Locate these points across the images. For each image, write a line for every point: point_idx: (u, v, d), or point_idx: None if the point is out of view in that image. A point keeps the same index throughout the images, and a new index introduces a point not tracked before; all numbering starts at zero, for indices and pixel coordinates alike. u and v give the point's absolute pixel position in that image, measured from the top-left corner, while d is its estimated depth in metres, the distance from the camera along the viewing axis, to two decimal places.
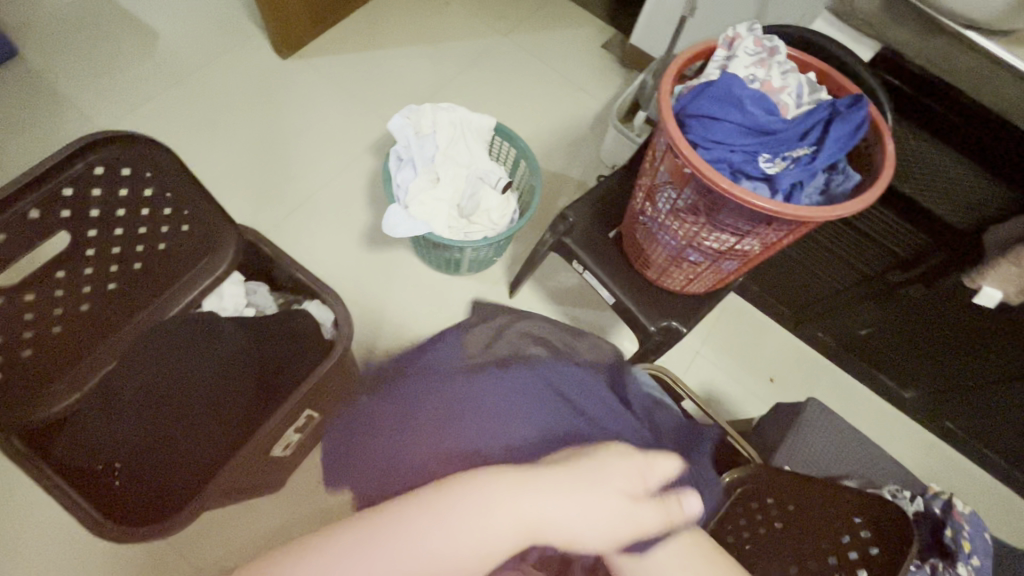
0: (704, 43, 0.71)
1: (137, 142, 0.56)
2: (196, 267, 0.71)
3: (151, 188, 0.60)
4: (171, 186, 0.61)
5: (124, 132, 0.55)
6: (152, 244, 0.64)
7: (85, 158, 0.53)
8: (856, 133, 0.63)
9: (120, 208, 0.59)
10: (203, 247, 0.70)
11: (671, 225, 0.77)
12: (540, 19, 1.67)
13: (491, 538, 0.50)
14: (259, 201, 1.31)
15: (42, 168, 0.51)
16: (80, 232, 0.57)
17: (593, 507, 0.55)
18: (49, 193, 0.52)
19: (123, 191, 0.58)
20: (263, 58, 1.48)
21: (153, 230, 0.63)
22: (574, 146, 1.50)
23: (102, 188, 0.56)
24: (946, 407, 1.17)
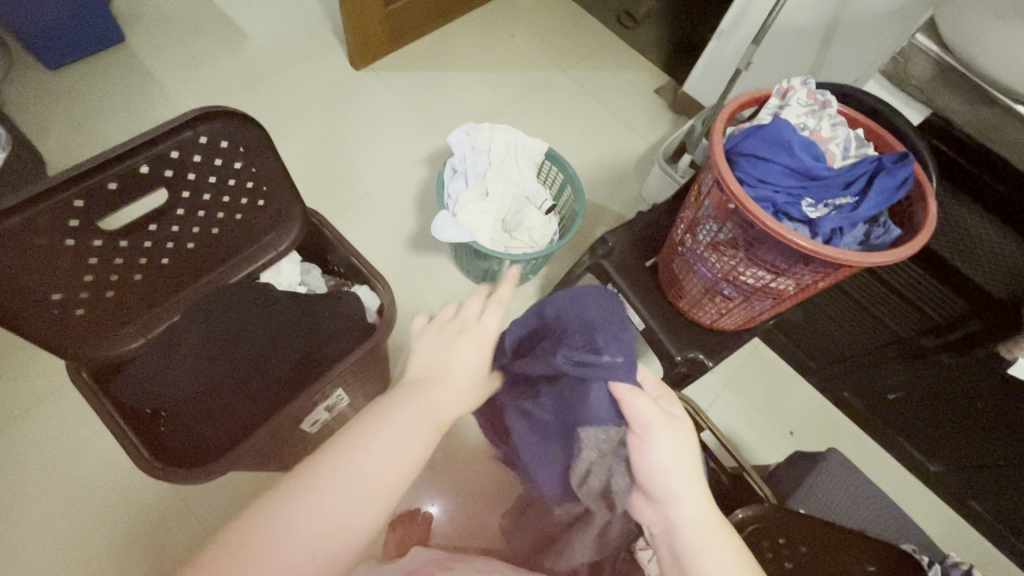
0: (758, 91, 0.76)
1: (240, 121, 0.63)
2: (261, 240, 0.77)
3: (241, 162, 0.66)
4: (257, 162, 0.68)
5: (229, 109, 0.61)
6: (231, 213, 0.71)
7: (194, 128, 0.60)
8: (899, 188, 0.66)
9: (213, 175, 0.65)
10: (271, 224, 0.76)
11: (709, 258, 0.80)
12: (596, 59, 1.76)
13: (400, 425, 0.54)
14: (315, 196, 1.40)
15: (158, 130, 0.57)
16: (174, 191, 0.63)
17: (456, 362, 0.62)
18: (160, 154, 0.59)
19: (218, 161, 0.64)
20: (337, 67, 1.59)
21: (235, 200, 0.70)
22: (618, 180, 1.55)
23: (202, 155, 0.63)
24: (973, 485, 1.14)
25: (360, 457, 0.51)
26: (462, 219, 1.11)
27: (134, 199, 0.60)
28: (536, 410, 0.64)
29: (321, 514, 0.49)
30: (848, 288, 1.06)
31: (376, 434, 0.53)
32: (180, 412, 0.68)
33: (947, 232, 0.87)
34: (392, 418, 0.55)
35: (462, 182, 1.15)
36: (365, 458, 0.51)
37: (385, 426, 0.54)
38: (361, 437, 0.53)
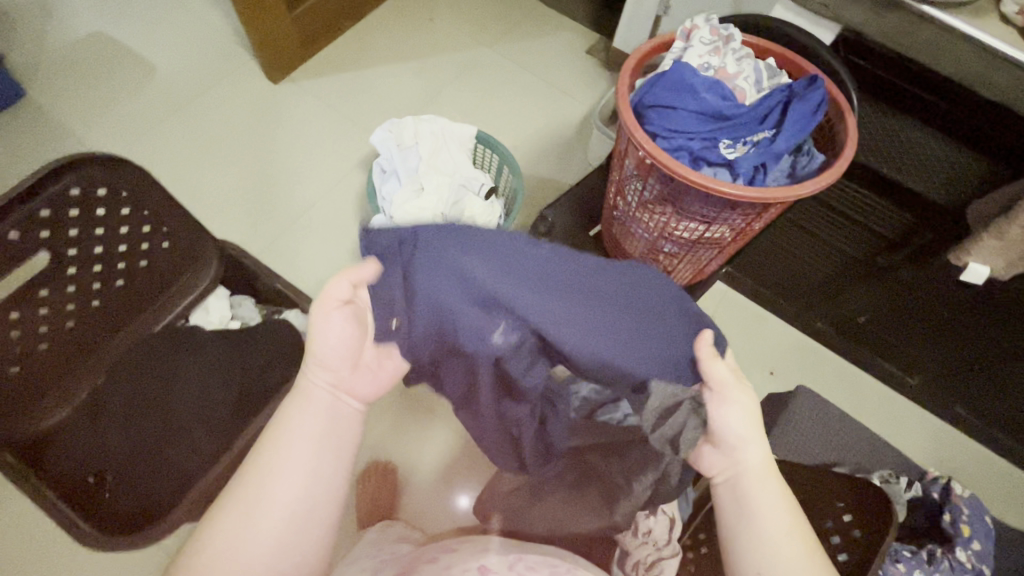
0: (661, 37, 0.72)
1: (114, 164, 0.60)
2: (181, 289, 0.73)
3: (128, 206, 0.63)
4: (147, 204, 0.65)
5: (103, 153, 0.59)
6: (133, 261, 0.67)
7: (62, 180, 0.57)
8: (815, 113, 0.63)
9: (98, 226, 0.61)
10: (187, 270, 0.73)
11: (642, 218, 0.77)
12: (523, 29, 1.70)
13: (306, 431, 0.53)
14: (254, 221, 1.35)
15: (26, 184, 0.55)
16: (59, 250, 0.59)
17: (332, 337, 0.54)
18: (28, 214, 0.55)
19: (99, 210, 0.61)
20: (255, 85, 1.53)
21: (134, 247, 0.66)
22: (563, 149, 1.51)
23: (79, 206, 0.59)
24: (952, 389, 1.14)
25: (270, 476, 0.50)
26: (402, 220, 1.08)
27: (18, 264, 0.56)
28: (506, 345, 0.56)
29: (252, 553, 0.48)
30: (799, 220, 1.04)
31: (279, 454, 0.51)
32: (120, 472, 0.67)
33: (877, 146, 0.82)
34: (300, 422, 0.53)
35: (394, 182, 1.11)
36: (276, 477, 0.51)
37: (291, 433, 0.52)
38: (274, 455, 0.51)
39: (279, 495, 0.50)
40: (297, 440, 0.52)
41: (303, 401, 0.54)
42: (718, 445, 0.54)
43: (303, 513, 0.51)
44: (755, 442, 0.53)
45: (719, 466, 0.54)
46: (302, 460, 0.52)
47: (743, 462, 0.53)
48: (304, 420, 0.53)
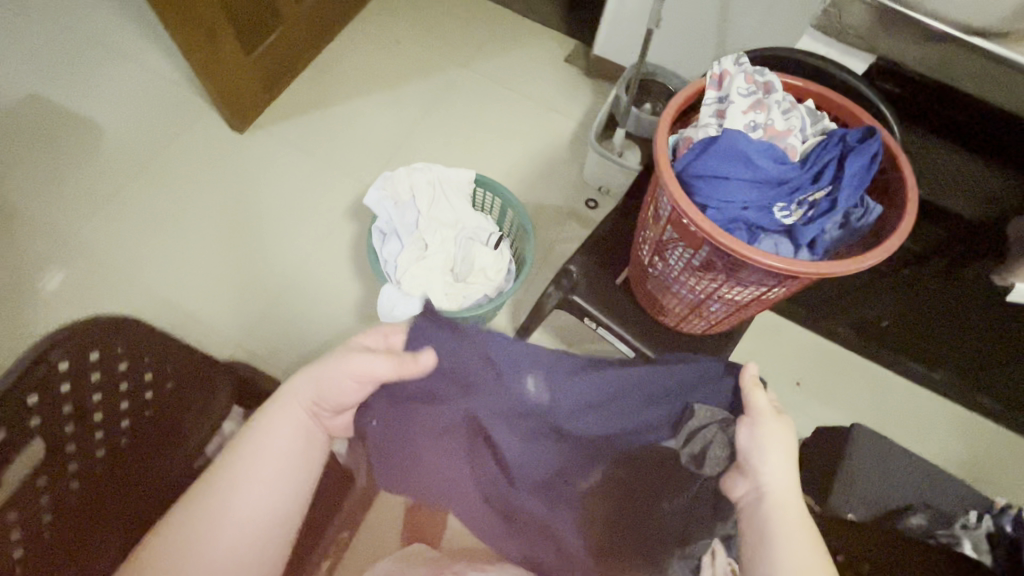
0: (690, 87, 0.67)
1: (116, 322, 0.59)
2: (189, 433, 0.65)
3: (126, 360, 0.59)
4: (148, 353, 0.61)
5: (99, 314, 0.58)
6: (139, 412, 0.61)
7: (54, 355, 0.54)
8: (873, 169, 0.58)
9: (96, 392, 0.57)
10: (194, 411, 0.65)
11: (686, 281, 0.72)
12: (495, 43, 1.60)
13: (282, 446, 0.52)
14: (239, 289, 1.24)
15: (16, 366, 0.53)
16: (60, 426, 0.55)
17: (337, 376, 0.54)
18: (16, 398, 0.52)
19: (95, 374, 0.57)
20: (218, 137, 1.40)
21: (137, 397, 0.61)
22: (557, 170, 1.44)
23: (72, 375, 0.56)
24: (979, 382, 1.14)
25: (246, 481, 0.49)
26: (409, 285, 1.00)
27: (22, 445, 0.53)
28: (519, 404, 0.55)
29: (207, 562, 0.47)
30: None
31: (249, 472, 0.50)
32: None
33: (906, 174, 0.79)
34: (274, 434, 0.52)
35: (395, 242, 1.04)
36: (250, 484, 0.49)
37: (268, 448, 0.51)
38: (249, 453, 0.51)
39: (245, 503, 0.49)
40: (276, 449, 0.51)
41: (280, 412, 0.53)
42: (745, 473, 0.52)
43: (268, 530, 0.49)
44: (782, 465, 0.52)
45: (740, 489, 0.53)
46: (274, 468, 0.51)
47: (764, 484, 0.51)
48: (281, 435, 0.52)
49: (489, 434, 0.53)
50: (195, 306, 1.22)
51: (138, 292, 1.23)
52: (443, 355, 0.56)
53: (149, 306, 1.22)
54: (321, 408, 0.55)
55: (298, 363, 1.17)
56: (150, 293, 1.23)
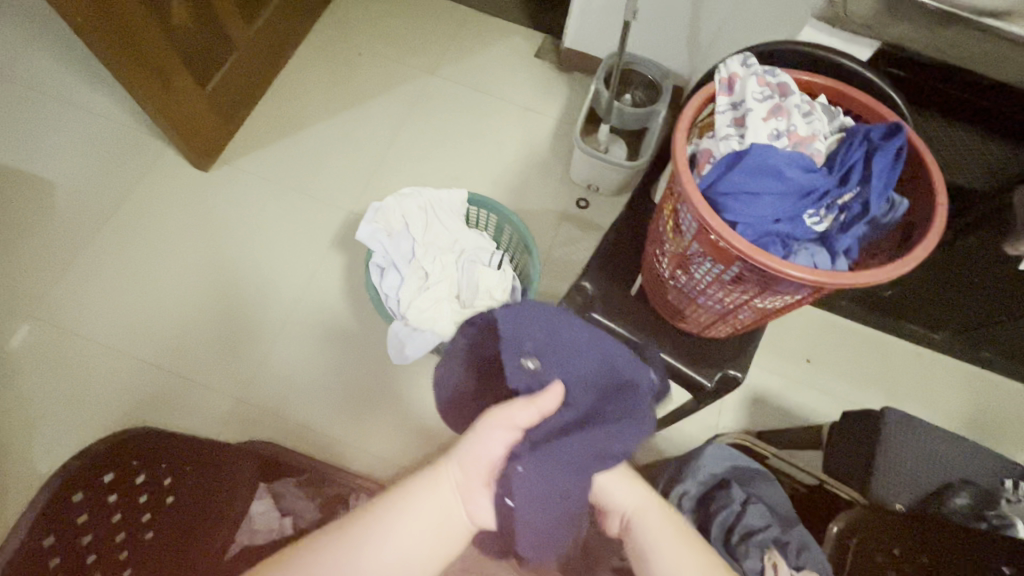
0: (700, 95, 0.64)
1: (152, 434, 0.74)
2: (229, 505, 0.83)
3: (161, 461, 0.76)
4: (178, 453, 0.77)
5: (130, 429, 0.73)
6: (161, 505, 0.76)
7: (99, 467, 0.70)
8: (900, 166, 0.57)
9: (137, 493, 0.74)
10: (232, 479, 0.83)
11: (713, 293, 0.70)
12: (459, 45, 1.53)
13: (412, 532, 0.53)
14: (227, 339, 1.18)
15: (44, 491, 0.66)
16: (132, 516, 0.73)
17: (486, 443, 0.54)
18: (93, 499, 0.70)
19: (137, 477, 0.74)
20: (183, 179, 1.32)
21: (170, 488, 0.77)
22: (542, 172, 1.40)
23: (116, 482, 0.72)
24: (981, 340, 1.17)
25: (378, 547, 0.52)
26: (416, 319, 0.95)
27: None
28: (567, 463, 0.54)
29: None
30: None
31: (391, 527, 0.53)
32: None
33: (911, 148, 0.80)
34: (407, 521, 0.53)
35: (394, 275, 0.99)
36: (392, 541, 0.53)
37: (397, 530, 0.53)
38: (384, 525, 0.53)
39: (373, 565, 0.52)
40: (411, 532, 0.53)
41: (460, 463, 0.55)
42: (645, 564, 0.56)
43: None
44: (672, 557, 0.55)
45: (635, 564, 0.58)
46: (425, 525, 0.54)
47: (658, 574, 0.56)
48: (420, 508, 0.54)
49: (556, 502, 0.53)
50: (187, 362, 1.15)
51: (123, 355, 1.15)
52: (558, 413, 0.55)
53: (139, 367, 1.14)
54: (468, 480, 0.55)
55: (306, 408, 1.12)
56: (137, 353, 1.15)
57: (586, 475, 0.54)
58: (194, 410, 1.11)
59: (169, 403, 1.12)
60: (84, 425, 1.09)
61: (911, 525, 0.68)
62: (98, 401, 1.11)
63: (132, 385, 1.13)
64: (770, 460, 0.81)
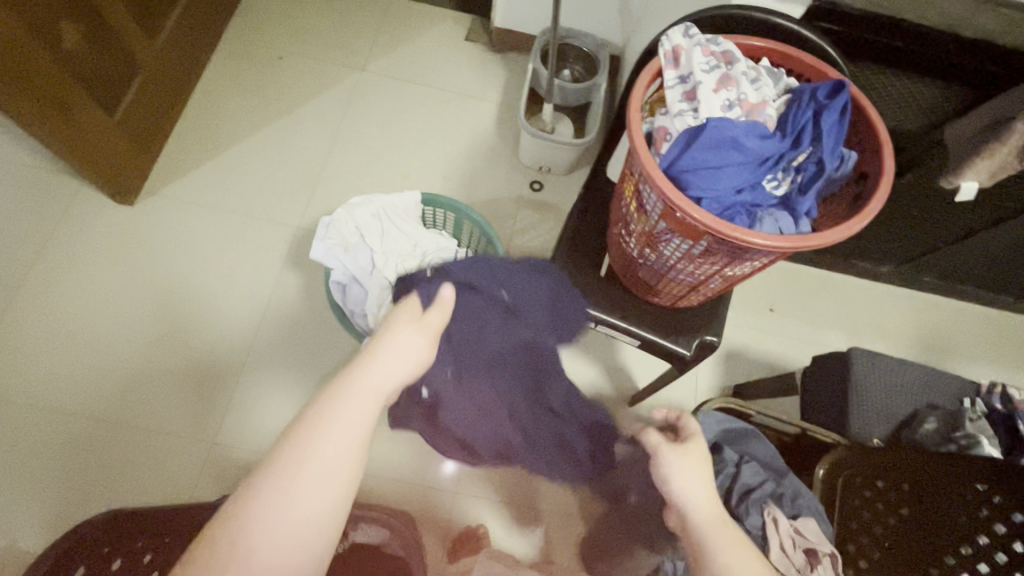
0: (647, 70, 0.63)
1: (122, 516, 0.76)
2: None
3: (140, 539, 0.76)
4: (155, 525, 0.77)
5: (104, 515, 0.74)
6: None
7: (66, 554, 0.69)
8: (847, 122, 0.58)
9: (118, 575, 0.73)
10: None
11: (683, 267, 0.70)
12: (386, 36, 1.46)
13: (329, 458, 0.47)
14: (187, 381, 1.11)
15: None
16: None
17: (398, 359, 0.54)
18: None
19: (115, 561, 0.73)
20: (108, 217, 1.21)
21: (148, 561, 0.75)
22: (491, 159, 1.36)
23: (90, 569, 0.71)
24: (923, 267, 1.25)
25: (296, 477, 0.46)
26: None
27: None
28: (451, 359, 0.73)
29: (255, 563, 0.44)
30: None
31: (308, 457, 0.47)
32: None
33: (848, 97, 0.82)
34: (330, 432, 0.48)
35: (357, 289, 0.94)
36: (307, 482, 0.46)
37: (321, 452, 0.47)
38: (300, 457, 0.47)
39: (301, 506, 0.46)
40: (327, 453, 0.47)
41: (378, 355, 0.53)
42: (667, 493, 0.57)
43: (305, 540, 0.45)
44: (694, 481, 0.56)
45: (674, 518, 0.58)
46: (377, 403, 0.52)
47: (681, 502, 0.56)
48: (340, 424, 0.49)
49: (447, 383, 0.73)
50: (150, 411, 1.08)
51: (75, 415, 1.06)
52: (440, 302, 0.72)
53: (97, 425, 1.06)
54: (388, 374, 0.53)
55: None
56: (91, 411, 1.07)
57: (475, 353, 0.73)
58: (166, 460, 1.05)
59: (138, 456, 1.05)
60: (46, 496, 1.01)
61: (892, 458, 0.71)
62: (57, 469, 1.03)
63: (92, 446, 1.05)
64: (755, 417, 0.83)
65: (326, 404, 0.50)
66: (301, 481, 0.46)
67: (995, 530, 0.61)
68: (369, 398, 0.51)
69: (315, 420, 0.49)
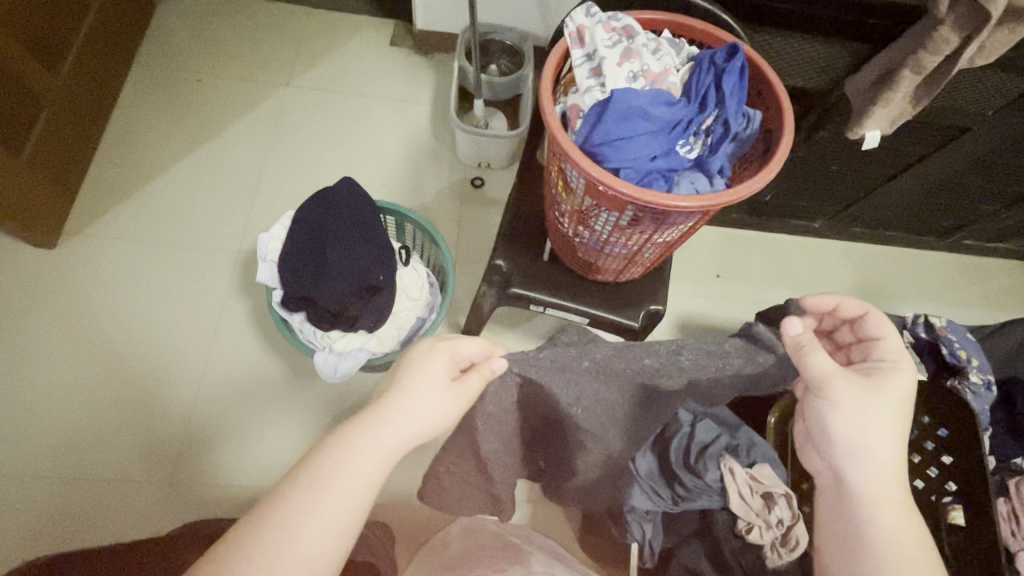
0: (555, 52, 0.64)
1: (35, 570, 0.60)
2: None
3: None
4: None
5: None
6: None
7: None
8: (746, 82, 0.60)
9: None
10: None
11: (616, 240, 0.72)
12: (307, 49, 1.43)
13: (341, 496, 0.48)
14: (137, 423, 1.06)
15: None
16: None
17: (421, 402, 0.52)
18: None
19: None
20: (30, 264, 1.15)
21: None
22: (430, 161, 1.36)
23: None
24: (851, 218, 1.32)
25: (306, 509, 0.47)
26: (341, 345, 0.93)
27: None
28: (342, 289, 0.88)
29: None
30: None
31: (315, 495, 0.48)
32: None
33: None
34: (348, 466, 0.49)
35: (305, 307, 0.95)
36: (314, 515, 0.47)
37: (331, 490, 0.48)
38: (310, 496, 0.48)
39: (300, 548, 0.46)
40: (337, 496, 0.48)
41: (380, 432, 0.50)
42: (838, 452, 0.55)
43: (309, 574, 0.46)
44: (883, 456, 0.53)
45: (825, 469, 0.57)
46: (356, 492, 0.49)
47: (851, 478, 0.54)
48: (357, 464, 0.49)
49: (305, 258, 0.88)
50: (99, 460, 1.03)
51: (17, 476, 1.00)
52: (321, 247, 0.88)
53: (43, 482, 1.00)
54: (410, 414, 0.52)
55: (251, 467, 1.04)
56: (34, 469, 1.01)
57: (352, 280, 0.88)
58: (123, 507, 1.00)
59: (92, 508, 0.99)
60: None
61: None
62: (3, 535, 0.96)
63: (40, 504, 0.99)
64: None
65: (315, 469, 0.49)
66: (301, 509, 0.47)
67: (941, 460, 0.70)
68: (397, 429, 0.51)
69: (293, 493, 0.48)
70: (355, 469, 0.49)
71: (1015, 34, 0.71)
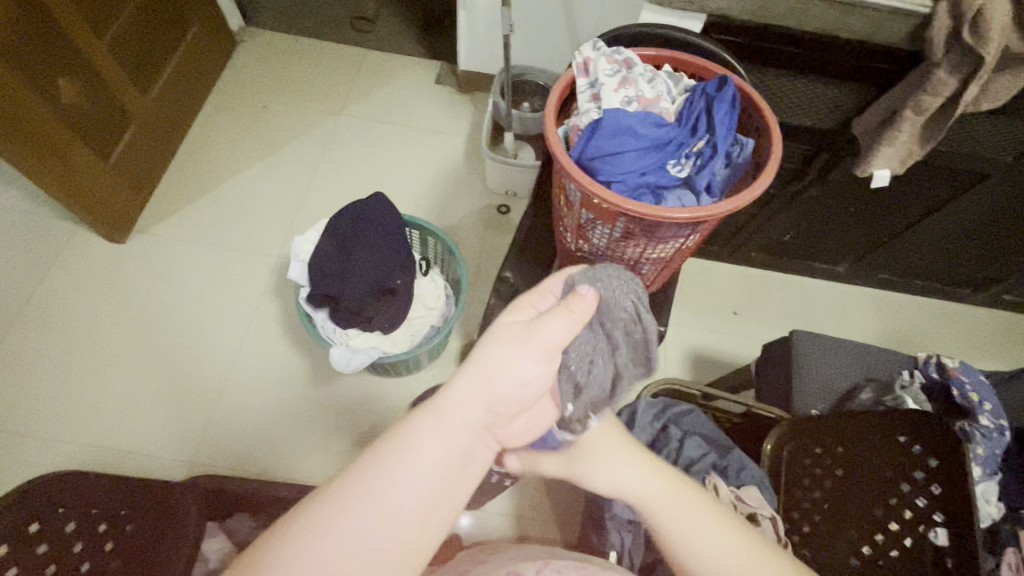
0: (562, 80, 0.71)
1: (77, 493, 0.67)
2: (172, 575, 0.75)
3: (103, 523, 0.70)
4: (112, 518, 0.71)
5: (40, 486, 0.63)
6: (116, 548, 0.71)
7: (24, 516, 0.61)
8: (736, 109, 0.65)
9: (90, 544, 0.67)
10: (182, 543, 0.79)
11: (613, 253, 0.76)
12: (361, 84, 1.59)
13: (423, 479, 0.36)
14: (170, 402, 1.15)
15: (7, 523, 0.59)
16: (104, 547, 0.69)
17: (517, 359, 0.39)
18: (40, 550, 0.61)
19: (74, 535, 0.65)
20: (100, 255, 1.30)
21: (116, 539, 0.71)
22: (461, 187, 1.46)
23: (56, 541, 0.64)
24: (876, 264, 1.30)
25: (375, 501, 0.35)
26: (357, 343, 1.00)
27: None
28: (364, 292, 0.95)
29: None
30: None
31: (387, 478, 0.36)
32: None
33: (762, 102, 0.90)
34: (426, 443, 0.37)
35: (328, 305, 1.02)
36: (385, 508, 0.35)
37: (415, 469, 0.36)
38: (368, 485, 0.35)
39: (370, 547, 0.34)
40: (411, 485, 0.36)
41: (438, 407, 0.38)
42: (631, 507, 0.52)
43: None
44: (673, 496, 0.50)
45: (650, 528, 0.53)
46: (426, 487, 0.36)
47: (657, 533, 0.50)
48: (434, 440, 0.37)
49: (330, 270, 0.96)
50: (129, 434, 1.11)
51: (57, 441, 1.10)
52: (347, 261, 0.96)
53: (79, 449, 1.09)
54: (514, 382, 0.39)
55: (262, 455, 1.10)
56: (73, 436, 1.11)
57: (373, 283, 0.95)
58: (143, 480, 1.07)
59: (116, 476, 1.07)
60: None
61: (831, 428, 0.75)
62: None
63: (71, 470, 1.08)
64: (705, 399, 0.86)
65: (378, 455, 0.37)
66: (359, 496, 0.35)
67: (930, 491, 0.66)
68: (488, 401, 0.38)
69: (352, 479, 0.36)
70: (435, 449, 0.37)
71: (1018, 78, 0.72)
